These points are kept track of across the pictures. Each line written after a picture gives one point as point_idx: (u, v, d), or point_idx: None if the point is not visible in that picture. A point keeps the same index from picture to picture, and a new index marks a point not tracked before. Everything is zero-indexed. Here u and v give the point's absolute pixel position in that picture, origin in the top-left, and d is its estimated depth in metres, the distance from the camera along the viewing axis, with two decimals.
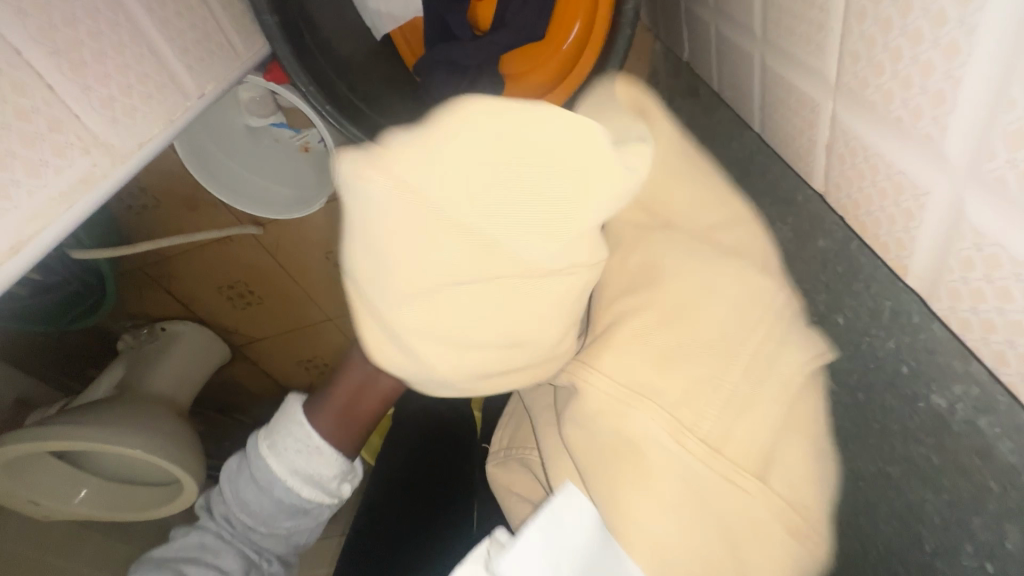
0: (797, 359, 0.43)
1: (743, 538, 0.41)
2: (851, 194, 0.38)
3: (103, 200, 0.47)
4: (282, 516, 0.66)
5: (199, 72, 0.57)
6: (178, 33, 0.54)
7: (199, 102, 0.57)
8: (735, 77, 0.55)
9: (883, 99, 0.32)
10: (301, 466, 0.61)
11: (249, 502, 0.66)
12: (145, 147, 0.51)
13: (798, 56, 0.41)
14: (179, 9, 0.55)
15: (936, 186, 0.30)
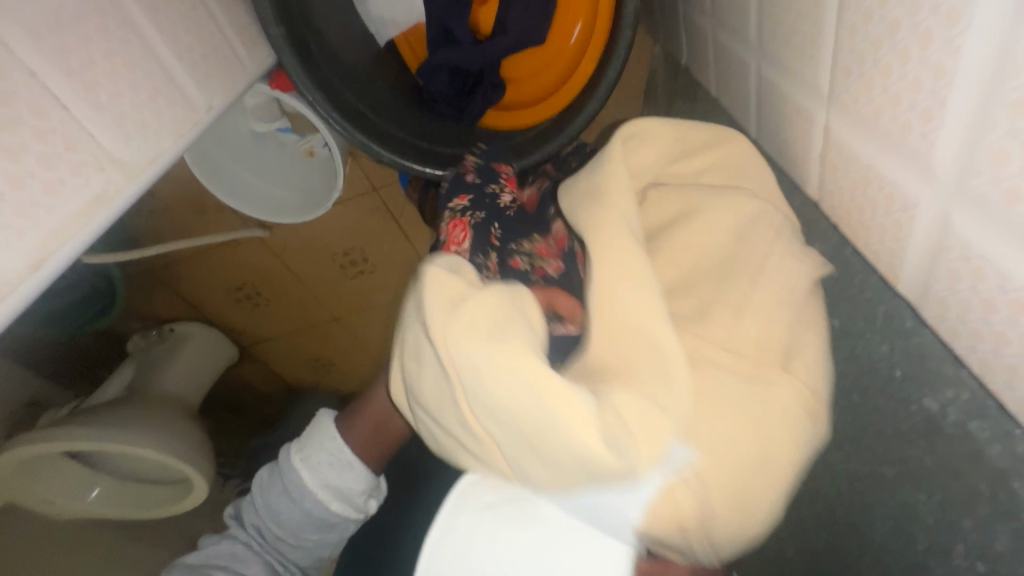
0: (792, 275, 0.45)
1: (779, 422, 0.41)
2: (844, 204, 0.39)
3: (118, 215, 0.48)
4: (313, 527, 0.69)
5: (206, 84, 0.58)
6: (186, 47, 0.56)
7: (207, 115, 0.59)
8: (733, 84, 0.57)
9: (873, 112, 0.33)
10: (332, 478, 0.66)
11: (281, 513, 0.69)
12: (155, 162, 0.52)
13: (793, 67, 0.42)
14: (188, 24, 0.56)
15: (924, 198, 0.31)
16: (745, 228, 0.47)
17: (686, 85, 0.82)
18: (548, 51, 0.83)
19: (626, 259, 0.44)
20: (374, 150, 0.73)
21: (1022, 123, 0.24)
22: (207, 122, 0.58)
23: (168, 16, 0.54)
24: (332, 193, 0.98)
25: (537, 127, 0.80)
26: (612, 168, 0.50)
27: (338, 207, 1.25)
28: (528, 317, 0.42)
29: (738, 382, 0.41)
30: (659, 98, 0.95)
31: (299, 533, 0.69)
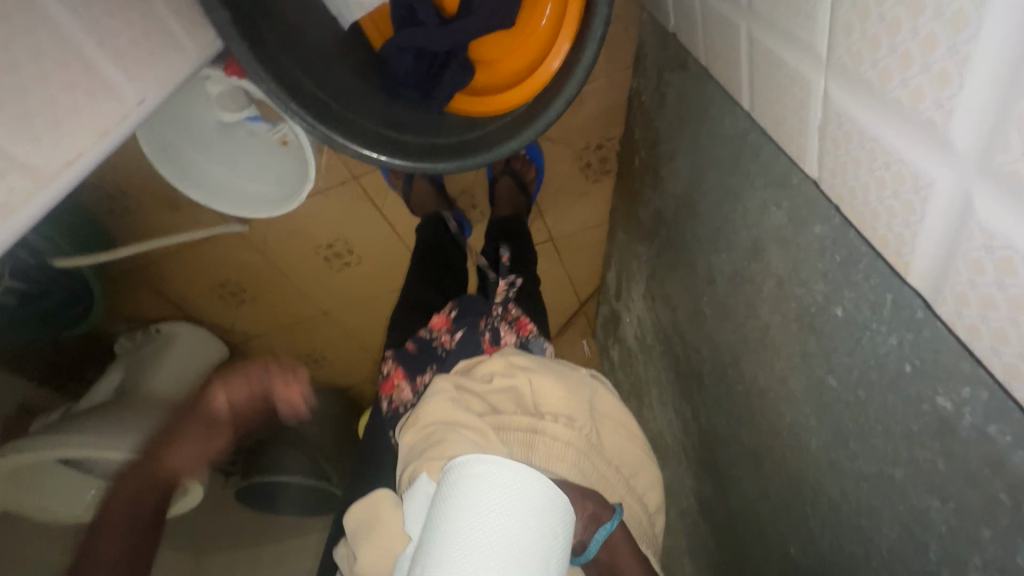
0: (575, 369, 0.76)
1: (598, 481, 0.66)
2: (846, 183, 0.35)
3: (26, 225, 0.45)
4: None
5: (138, 75, 0.54)
6: (111, 34, 0.51)
7: (138, 110, 0.54)
8: (723, 52, 0.52)
9: (879, 78, 0.28)
10: None
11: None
12: (73, 166, 0.49)
13: (786, 29, 0.37)
14: (111, 7, 0.51)
15: (939, 176, 0.26)
16: (560, 371, 0.73)
17: (675, 55, 0.78)
18: (518, 35, 0.78)
19: (478, 395, 0.70)
20: (337, 141, 0.69)
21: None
22: (139, 118, 0.54)
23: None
24: (305, 185, 0.93)
25: (511, 113, 0.76)
26: (440, 389, 0.69)
27: (317, 199, 1.22)
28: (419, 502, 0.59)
29: (509, 383, 0.71)
30: (648, 72, 0.92)
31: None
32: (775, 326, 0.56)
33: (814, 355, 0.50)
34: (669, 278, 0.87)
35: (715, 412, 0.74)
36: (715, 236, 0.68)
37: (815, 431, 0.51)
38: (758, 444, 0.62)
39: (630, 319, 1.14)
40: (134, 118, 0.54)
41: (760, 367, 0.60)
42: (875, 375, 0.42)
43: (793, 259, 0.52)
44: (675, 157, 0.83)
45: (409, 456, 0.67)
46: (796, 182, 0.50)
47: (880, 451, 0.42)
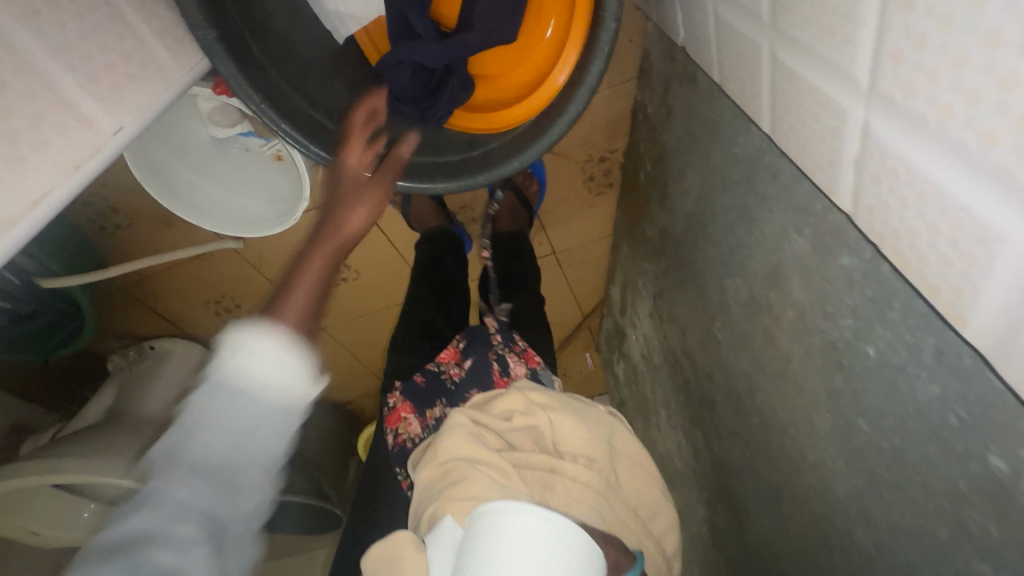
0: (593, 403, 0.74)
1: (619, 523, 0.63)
2: (888, 223, 0.32)
3: None
4: (176, 525, 0.39)
5: (115, 101, 0.51)
6: (84, 60, 0.48)
7: (115, 139, 0.52)
8: (740, 68, 0.49)
9: (938, 115, 0.25)
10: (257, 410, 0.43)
11: (175, 469, 0.41)
12: (41, 204, 0.46)
13: (816, 51, 0.34)
14: (85, 31, 0.48)
15: (1012, 231, 0.23)
16: (580, 407, 0.71)
17: (683, 68, 0.75)
18: (520, 48, 0.75)
19: (496, 430, 0.69)
20: (333, 162, 0.66)
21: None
22: (114, 150, 0.51)
23: (56, 25, 0.46)
24: (300, 203, 0.90)
25: (514, 131, 0.73)
26: (459, 425, 0.67)
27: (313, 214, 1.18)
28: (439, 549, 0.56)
29: (529, 420, 0.68)
30: (654, 83, 0.89)
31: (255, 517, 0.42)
32: (797, 359, 0.53)
33: (841, 394, 0.47)
34: (678, 298, 0.84)
35: (730, 442, 0.70)
36: (729, 259, 0.65)
37: (844, 475, 0.47)
38: (778, 480, 0.59)
39: (637, 336, 1.11)
40: (111, 148, 0.51)
41: (780, 401, 0.56)
42: (914, 423, 0.39)
43: (816, 290, 0.48)
44: (683, 173, 0.79)
45: (427, 496, 0.64)
46: (819, 209, 0.46)
47: (920, 505, 0.39)
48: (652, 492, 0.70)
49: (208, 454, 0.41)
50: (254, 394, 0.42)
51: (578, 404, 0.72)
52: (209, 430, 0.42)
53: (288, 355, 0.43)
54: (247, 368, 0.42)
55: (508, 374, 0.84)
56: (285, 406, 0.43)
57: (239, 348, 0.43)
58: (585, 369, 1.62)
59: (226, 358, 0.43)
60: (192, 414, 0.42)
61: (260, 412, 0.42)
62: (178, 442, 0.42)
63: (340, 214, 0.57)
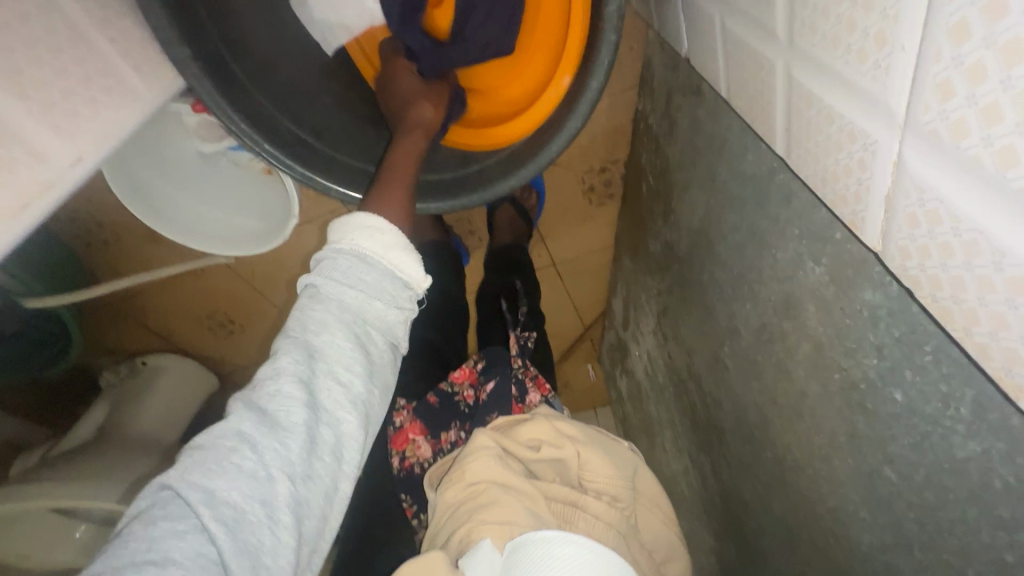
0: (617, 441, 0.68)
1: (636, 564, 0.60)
2: (924, 270, 0.28)
3: None
4: (232, 479, 0.40)
5: (71, 130, 0.48)
6: (42, 85, 0.45)
7: (72, 171, 0.49)
8: (750, 85, 0.45)
9: (998, 159, 0.21)
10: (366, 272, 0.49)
11: (250, 417, 0.43)
12: None
13: (839, 75, 0.31)
14: (43, 53, 0.45)
15: None
16: (609, 443, 0.66)
17: (687, 79, 0.71)
18: (518, 60, 0.72)
19: (521, 455, 0.62)
20: (321, 183, 0.63)
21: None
22: (70, 184, 0.48)
23: (10, 48, 0.43)
24: (290, 221, 0.86)
25: (510, 147, 0.70)
26: (489, 444, 0.60)
27: (306, 228, 1.15)
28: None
29: (557, 446, 0.63)
30: (656, 93, 0.86)
31: (302, 500, 0.42)
32: (814, 396, 0.49)
33: (865, 438, 0.43)
34: (684, 318, 0.80)
35: (740, 473, 0.66)
36: (739, 283, 0.61)
37: (869, 525, 0.44)
38: (794, 520, 0.55)
39: (640, 352, 1.07)
40: (66, 182, 0.48)
41: (795, 437, 0.53)
42: (950, 480, 0.35)
43: (835, 324, 0.45)
44: (688, 188, 0.76)
45: (451, 519, 0.58)
46: (838, 238, 0.43)
47: (958, 569, 0.35)
48: (663, 527, 0.66)
49: (332, 324, 0.46)
50: (375, 266, 0.49)
51: (604, 440, 0.66)
52: (338, 291, 0.47)
53: (390, 232, 0.51)
54: (364, 248, 0.49)
55: (523, 402, 0.78)
56: (402, 280, 0.51)
57: (355, 225, 0.50)
58: (588, 381, 1.58)
59: (348, 233, 0.50)
60: (320, 282, 0.48)
61: (385, 280, 0.49)
62: (312, 302, 0.47)
63: (413, 117, 0.65)
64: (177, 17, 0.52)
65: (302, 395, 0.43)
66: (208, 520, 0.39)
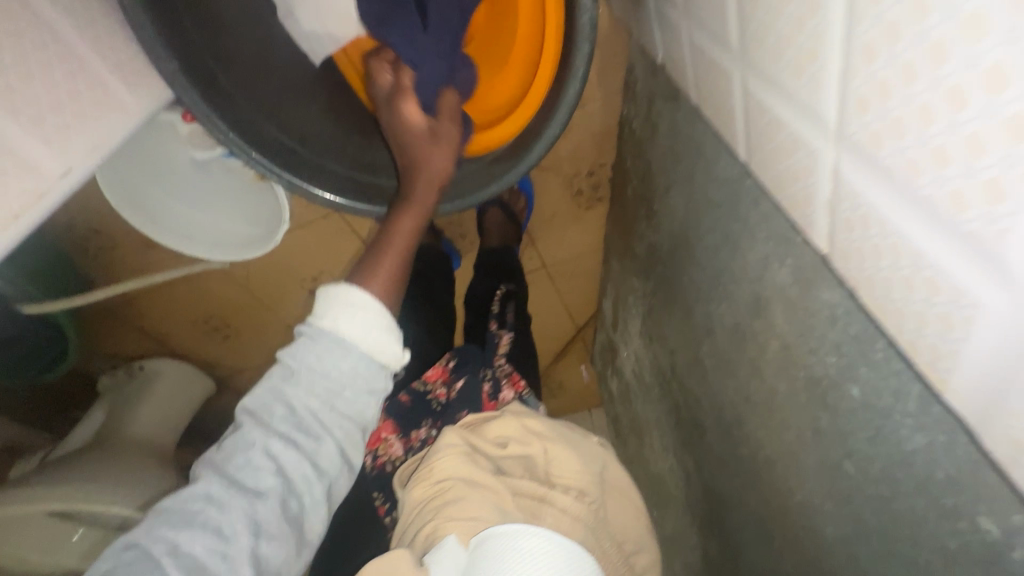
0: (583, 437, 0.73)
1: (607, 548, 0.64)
2: (864, 271, 0.30)
3: None
4: (196, 534, 0.43)
5: (62, 143, 0.50)
6: (30, 100, 0.47)
7: (64, 181, 0.51)
8: (717, 93, 0.47)
9: (905, 169, 0.22)
10: (349, 332, 0.49)
11: (217, 481, 0.45)
12: None
13: (783, 87, 0.32)
14: (30, 68, 0.47)
15: (990, 301, 0.21)
16: (573, 436, 0.72)
17: (665, 85, 0.73)
18: (497, 67, 0.73)
19: (490, 451, 0.69)
20: (308, 190, 0.66)
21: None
22: (62, 194, 0.50)
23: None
24: (281, 226, 0.88)
25: (491, 154, 0.73)
26: (457, 443, 0.67)
27: (299, 232, 1.17)
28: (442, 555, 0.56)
29: (522, 443, 0.70)
30: (638, 98, 0.87)
31: (263, 557, 0.45)
32: (782, 393, 0.51)
33: (828, 433, 0.44)
34: (667, 319, 0.82)
35: (720, 469, 0.68)
36: (715, 284, 0.63)
37: (833, 518, 0.45)
38: (767, 515, 0.56)
39: (628, 353, 1.09)
40: (58, 192, 0.50)
41: (767, 434, 0.54)
42: (901, 473, 0.36)
43: (800, 323, 0.46)
44: (669, 192, 0.77)
45: (419, 514, 0.64)
46: (800, 240, 0.44)
47: (911, 559, 0.37)
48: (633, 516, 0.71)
49: (301, 410, 0.48)
50: (350, 349, 0.48)
51: (569, 435, 0.71)
52: (312, 373, 0.48)
53: (373, 310, 0.50)
54: (342, 330, 0.49)
55: (497, 398, 0.81)
56: (378, 363, 0.50)
57: (338, 299, 0.50)
58: (581, 382, 1.60)
59: (329, 311, 0.50)
60: (296, 362, 0.49)
61: (358, 366, 0.49)
62: (286, 385, 0.49)
63: (420, 172, 0.62)
64: (164, 31, 0.54)
65: (271, 465, 0.46)
66: (172, 570, 0.42)
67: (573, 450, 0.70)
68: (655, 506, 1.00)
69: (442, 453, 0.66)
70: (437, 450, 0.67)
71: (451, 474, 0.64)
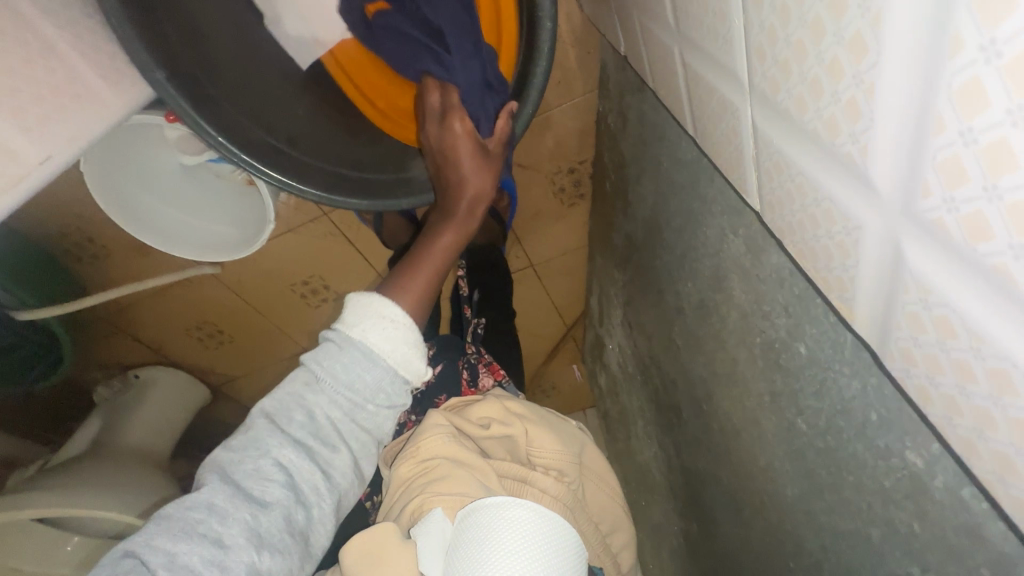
0: (561, 420, 0.77)
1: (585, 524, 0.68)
2: (785, 217, 0.32)
3: None
4: (195, 544, 0.42)
5: (38, 132, 0.53)
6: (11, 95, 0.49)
7: (40, 168, 0.54)
8: (668, 72, 0.49)
9: (796, 107, 0.24)
10: (385, 349, 0.51)
11: (222, 491, 0.45)
12: None
13: (710, 54, 0.35)
14: (11, 65, 0.49)
15: (869, 219, 0.22)
16: (551, 418, 0.76)
17: (632, 77, 0.75)
18: None
19: (475, 431, 0.72)
20: (297, 188, 0.68)
21: (978, 122, 0.16)
22: (38, 180, 0.54)
23: None
24: (267, 227, 0.90)
25: None
26: (441, 425, 0.69)
27: (288, 236, 1.19)
28: (428, 528, 0.58)
29: (505, 425, 0.72)
30: (611, 94, 0.90)
31: (262, 570, 0.44)
32: (743, 362, 0.52)
33: (782, 395, 0.46)
34: (643, 305, 0.83)
35: (696, 449, 0.69)
36: (681, 263, 0.65)
37: (790, 477, 0.46)
38: (737, 485, 0.57)
39: (613, 345, 1.10)
40: (34, 177, 0.54)
41: (732, 405, 0.56)
42: (842, 422, 0.38)
43: (754, 291, 0.48)
44: (641, 181, 0.80)
45: (406, 490, 0.66)
46: (748, 210, 0.46)
47: (856, 507, 0.38)
48: (605, 497, 0.76)
49: (320, 418, 0.49)
50: (379, 363, 0.50)
51: (546, 418, 0.75)
52: (335, 382, 0.50)
53: (404, 326, 0.52)
54: (372, 344, 0.50)
55: (476, 384, 0.90)
56: (402, 379, 0.52)
57: (372, 311, 0.51)
58: (574, 381, 1.62)
59: (360, 321, 0.51)
60: (324, 367, 0.50)
61: (383, 379, 0.51)
62: (308, 391, 0.50)
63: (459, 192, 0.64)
64: (143, 32, 0.57)
65: (280, 476, 0.46)
66: None
67: (554, 433, 0.73)
68: (642, 496, 1.00)
69: (423, 436, 0.68)
70: (421, 433, 0.69)
71: (436, 453, 0.66)
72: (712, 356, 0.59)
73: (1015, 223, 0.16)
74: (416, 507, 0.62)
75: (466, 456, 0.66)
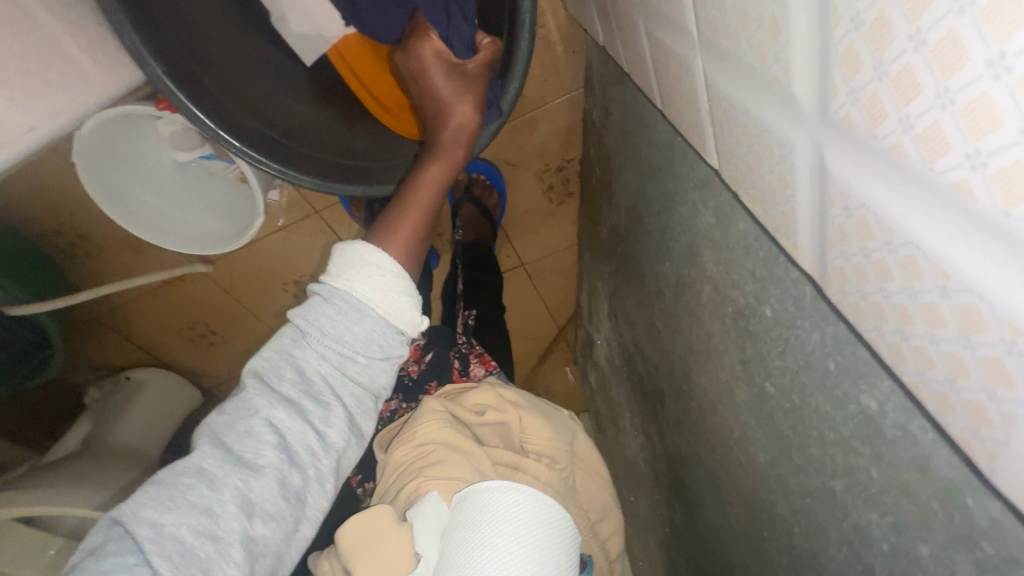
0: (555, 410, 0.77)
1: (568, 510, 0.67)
2: (737, 166, 0.33)
3: None
4: (184, 515, 0.43)
5: (25, 106, 0.55)
6: None
7: (24, 138, 0.57)
8: (638, 49, 0.51)
9: (732, 44, 0.27)
10: (375, 293, 0.49)
11: (212, 455, 0.45)
12: None
13: (668, 16, 0.36)
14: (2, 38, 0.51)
15: (797, 140, 0.26)
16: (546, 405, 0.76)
17: (614, 69, 0.77)
18: None
19: (472, 417, 0.71)
20: (293, 177, 0.69)
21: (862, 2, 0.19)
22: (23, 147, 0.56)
23: None
24: (256, 219, 0.91)
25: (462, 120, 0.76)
26: (436, 412, 0.68)
27: (280, 233, 1.20)
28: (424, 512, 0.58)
29: (499, 412, 0.71)
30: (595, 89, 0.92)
31: (255, 538, 0.44)
32: (716, 333, 0.53)
33: (752, 362, 0.46)
34: (627, 294, 0.84)
35: (678, 433, 0.68)
36: (660, 244, 0.65)
37: (762, 444, 0.47)
38: (716, 462, 0.57)
39: (601, 341, 1.10)
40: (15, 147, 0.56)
41: (708, 379, 0.56)
42: (806, 378, 0.38)
43: (723, 260, 0.48)
44: (622, 170, 0.81)
45: (402, 473, 0.65)
46: (717, 180, 0.47)
47: (820, 462, 0.38)
48: (593, 484, 0.75)
49: (324, 351, 0.48)
50: (367, 315, 0.48)
51: (540, 406, 0.74)
52: (322, 336, 0.48)
53: (390, 272, 0.50)
54: (360, 293, 0.48)
55: (467, 373, 0.88)
56: (395, 329, 0.49)
57: (355, 261, 0.49)
58: (567, 385, 1.58)
59: (345, 271, 0.49)
60: (310, 323, 0.48)
61: (374, 331, 0.49)
62: (295, 347, 0.49)
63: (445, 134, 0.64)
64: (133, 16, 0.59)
65: (272, 437, 0.46)
66: (155, 558, 0.41)
67: (546, 420, 0.73)
68: (630, 490, 1.00)
69: (417, 424, 0.67)
70: (416, 419, 0.68)
71: (432, 437, 0.65)
72: (690, 335, 0.60)
73: (899, 94, 0.19)
74: (415, 490, 0.61)
75: (461, 443, 0.65)
